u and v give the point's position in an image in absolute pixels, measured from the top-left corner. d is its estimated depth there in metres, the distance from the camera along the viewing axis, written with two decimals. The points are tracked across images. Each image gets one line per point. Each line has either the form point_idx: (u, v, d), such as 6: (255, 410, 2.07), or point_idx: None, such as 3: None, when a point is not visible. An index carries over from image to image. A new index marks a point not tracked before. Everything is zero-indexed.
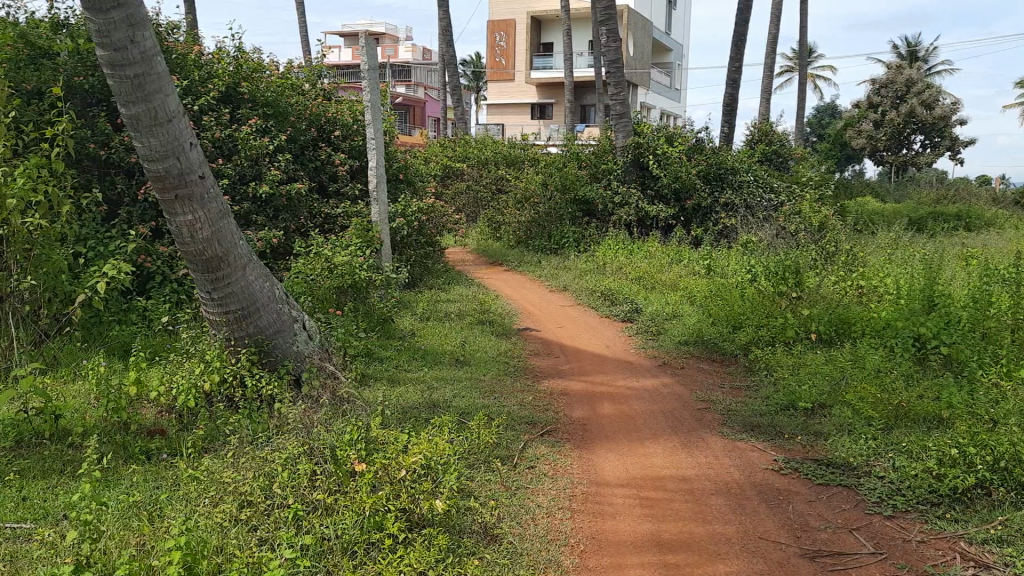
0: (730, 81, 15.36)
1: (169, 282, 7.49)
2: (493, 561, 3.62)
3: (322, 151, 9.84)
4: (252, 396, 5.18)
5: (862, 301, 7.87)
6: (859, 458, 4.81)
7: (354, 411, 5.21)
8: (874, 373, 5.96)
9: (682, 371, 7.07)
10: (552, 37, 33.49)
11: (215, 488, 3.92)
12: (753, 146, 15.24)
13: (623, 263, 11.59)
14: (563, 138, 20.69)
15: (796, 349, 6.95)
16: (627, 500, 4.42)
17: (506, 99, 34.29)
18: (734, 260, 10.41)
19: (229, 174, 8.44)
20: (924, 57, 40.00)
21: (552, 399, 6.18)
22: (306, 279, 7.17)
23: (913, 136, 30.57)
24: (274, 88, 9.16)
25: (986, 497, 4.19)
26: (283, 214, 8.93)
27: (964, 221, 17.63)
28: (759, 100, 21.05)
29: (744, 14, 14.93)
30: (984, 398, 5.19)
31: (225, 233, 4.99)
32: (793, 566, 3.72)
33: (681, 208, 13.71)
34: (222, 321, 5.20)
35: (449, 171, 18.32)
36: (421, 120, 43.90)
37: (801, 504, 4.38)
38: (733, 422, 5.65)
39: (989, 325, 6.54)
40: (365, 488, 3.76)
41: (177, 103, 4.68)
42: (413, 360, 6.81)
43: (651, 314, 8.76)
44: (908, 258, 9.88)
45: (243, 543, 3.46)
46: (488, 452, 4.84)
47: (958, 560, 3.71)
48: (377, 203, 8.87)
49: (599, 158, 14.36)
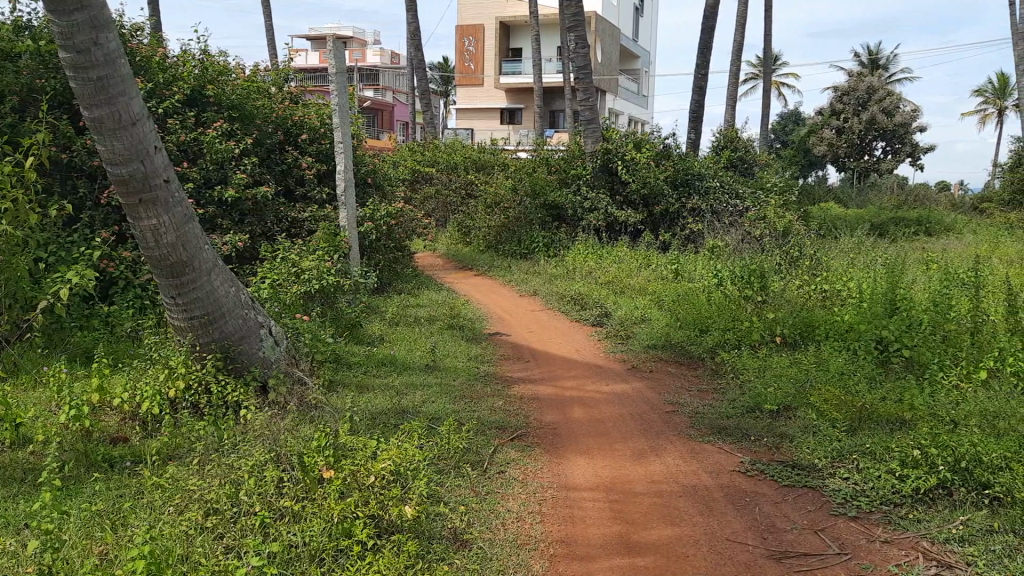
0: (697, 88, 15.55)
1: (132, 288, 7.36)
2: (462, 566, 3.60)
3: (289, 155, 9.77)
4: (218, 403, 5.13)
5: (826, 304, 8.04)
6: (824, 461, 4.86)
7: (322, 418, 5.16)
8: (838, 376, 6.05)
9: (651, 373, 7.14)
10: (520, 42, 33.62)
11: (181, 495, 3.88)
12: (719, 151, 15.43)
13: (593, 268, 11.66)
14: (533, 142, 20.79)
15: (762, 351, 7.06)
16: (597, 502, 4.45)
17: (475, 103, 34.30)
18: (701, 265, 10.53)
19: (195, 178, 8.31)
20: (884, 65, 40.79)
21: (522, 403, 6.20)
22: (275, 284, 7.12)
23: (875, 143, 31.13)
24: (240, 91, 9.11)
25: (948, 497, 4.26)
26: (249, 218, 8.80)
27: (924, 225, 17.98)
28: (725, 106, 21.30)
29: (710, 20, 15.11)
30: (945, 400, 5.30)
31: (191, 238, 4.92)
32: (760, 567, 3.76)
33: (650, 213, 13.83)
34: (187, 326, 5.12)
35: (419, 175, 18.30)
36: (391, 123, 43.75)
37: (767, 505, 4.43)
38: (701, 424, 5.72)
39: (950, 327, 6.68)
40: (334, 495, 3.72)
41: (141, 107, 4.62)
42: (383, 365, 6.78)
43: (620, 318, 8.82)
44: (869, 262, 10.07)
45: (209, 551, 3.42)
46: (459, 457, 4.83)
47: (921, 560, 3.77)
48: (346, 207, 8.79)
49: (569, 163, 14.44)
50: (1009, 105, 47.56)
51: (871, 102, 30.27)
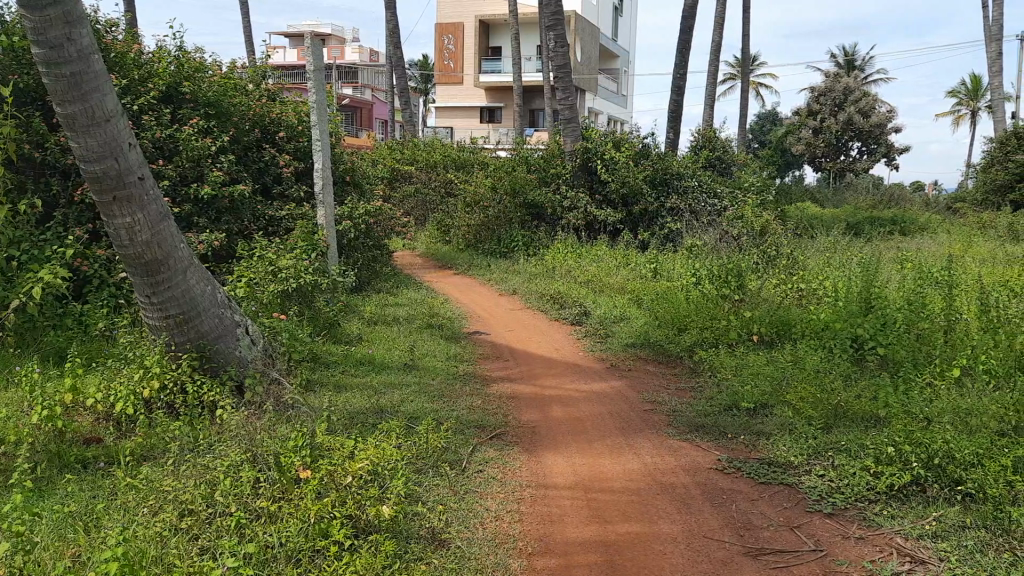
0: (676, 88, 15.62)
1: (106, 287, 7.26)
2: (440, 566, 3.59)
3: (266, 152, 9.69)
4: (193, 402, 5.09)
5: (802, 303, 8.11)
6: (800, 458, 4.90)
7: (299, 418, 5.13)
8: (814, 374, 6.10)
9: (630, 372, 7.17)
10: (500, 41, 33.59)
11: (155, 496, 3.83)
12: (698, 151, 15.52)
13: (572, 267, 11.69)
14: (513, 141, 20.79)
15: (739, 350, 7.10)
16: (575, 501, 4.45)
17: (455, 102, 34.22)
18: (680, 264, 10.58)
19: (170, 176, 8.22)
20: (860, 66, 41.20)
21: (501, 402, 6.19)
22: (251, 283, 7.06)
23: (851, 143, 31.43)
24: (217, 88, 9.03)
25: (922, 494, 4.31)
26: (226, 216, 8.71)
27: (899, 225, 18.18)
28: (704, 106, 21.41)
29: (688, 20, 15.18)
30: (918, 398, 5.36)
31: (166, 236, 4.87)
32: (737, 564, 3.78)
33: (629, 212, 13.86)
34: (162, 325, 5.07)
35: (398, 173, 18.24)
36: (370, 121, 43.53)
37: (744, 502, 4.46)
38: (678, 422, 5.75)
39: (924, 326, 6.76)
40: (311, 495, 3.70)
41: (115, 104, 4.57)
42: (361, 365, 6.74)
43: (600, 317, 8.84)
44: (845, 261, 10.17)
45: (183, 552, 3.38)
46: (437, 456, 4.82)
47: (895, 556, 3.81)
48: (324, 205, 8.74)
49: (549, 162, 14.45)
50: (982, 106, 48.21)
51: (848, 103, 30.56)
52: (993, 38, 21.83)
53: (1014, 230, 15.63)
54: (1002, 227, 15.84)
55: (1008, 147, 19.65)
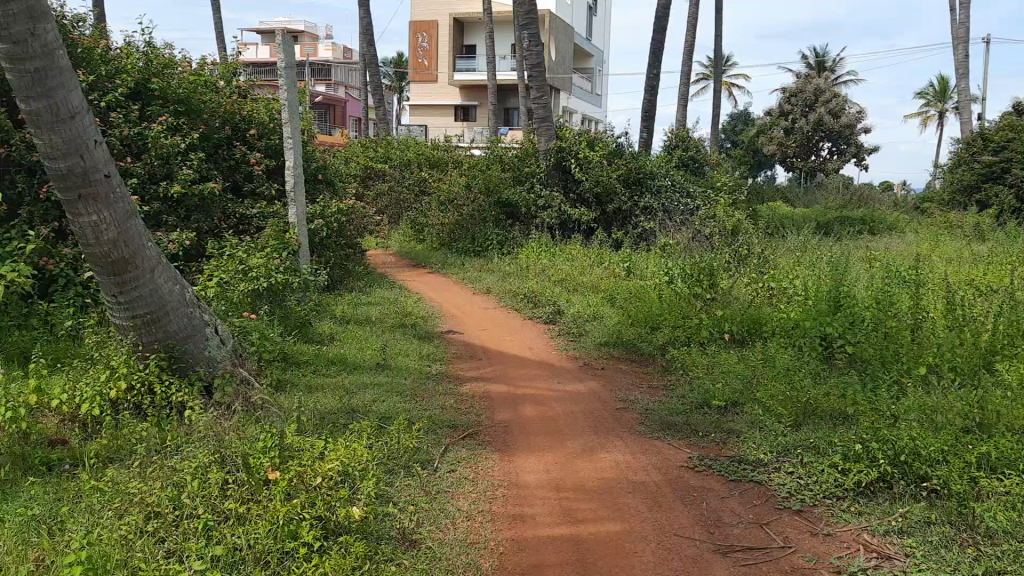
0: (649, 87, 15.69)
1: (73, 286, 7.14)
2: (411, 567, 3.57)
3: (236, 150, 9.56)
4: (162, 403, 5.02)
5: (773, 302, 8.18)
6: (769, 455, 4.94)
7: (268, 418, 5.08)
8: (784, 372, 6.15)
9: (603, 371, 7.19)
10: (475, 39, 33.55)
11: (121, 497, 3.78)
12: (671, 150, 15.61)
13: (546, 265, 11.69)
14: (487, 140, 20.77)
15: (710, 348, 7.15)
16: (547, 500, 4.45)
17: (429, 100, 34.11)
18: (653, 264, 10.63)
19: (138, 173, 8.10)
20: (831, 67, 41.68)
21: (474, 401, 6.18)
22: (221, 282, 6.98)
23: (822, 143, 31.77)
24: (187, 85, 8.94)
25: (888, 490, 4.37)
26: (195, 214, 8.62)
27: (868, 224, 18.42)
28: (677, 106, 21.53)
29: (662, 20, 15.25)
30: (885, 395, 5.43)
31: (133, 234, 4.80)
32: (707, 562, 3.81)
33: (603, 211, 13.91)
34: (129, 325, 5.00)
35: (371, 172, 18.14)
36: (343, 119, 43.26)
37: (714, 500, 4.49)
38: (651, 421, 5.77)
39: (891, 324, 6.85)
40: (280, 497, 3.66)
41: (81, 100, 4.49)
42: (333, 364, 6.69)
43: (573, 316, 8.86)
44: (816, 260, 10.28)
45: (149, 556, 3.33)
46: (409, 456, 4.79)
47: (861, 552, 3.86)
48: (295, 203, 8.66)
49: (523, 160, 14.45)
50: (950, 107, 48.96)
51: (819, 103, 30.89)
52: (960, 40, 22.15)
53: (979, 229, 15.89)
54: (969, 227, 16.08)
55: (975, 147, 19.97)
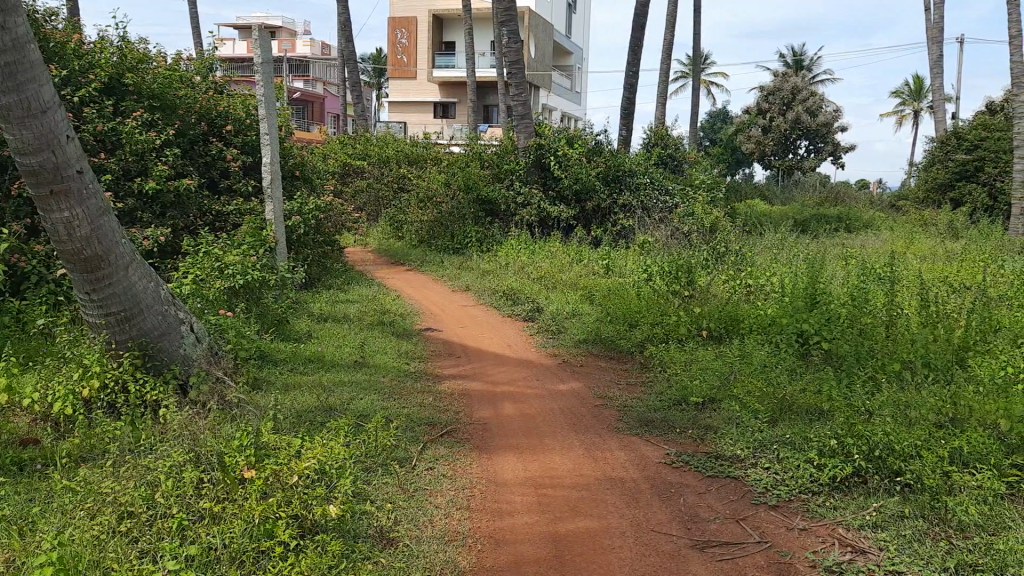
0: (628, 85, 15.73)
1: (45, 283, 7.04)
2: (388, 565, 3.56)
3: (213, 146, 9.47)
4: (136, 402, 4.96)
5: (750, 299, 8.24)
6: (746, 451, 4.98)
7: (244, 417, 5.04)
8: (760, 368, 6.20)
9: (582, 368, 7.21)
10: (454, 36, 33.48)
11: (94, 497, 3.73)
12: (650, 148, 15.66)
13: (526, 263, 11.70)
14: (466, 137, 20.74)
15: (688, 345, 7.19)
16: (525, 497, 4.46)
17: (408, 97, 33.98)
18: (632, 261, 10.68)
19: (112, 169, 8.00)
20: (808, 66, 41.99)
21: (452, 399, 6.17)
22: (197, 279, 6.92)
23: (799, 142, 32.03)
24: (162, 80, 8.85)
25: (862, 485, 4.42)
26: (171, 211, 8.53)
27: (844, 222, 18.60)
28: (656, 104, 21.61)
29: (641, 18, 15.29)
30: (860, 391, 5.49)
31: (107, 231, 4.74)
32: (684, 557, 3.83)
33: (582, 208, 13.93)
34: (102, 323, 4.94)
35: (350, 168, 18.04)
36: (322, 115, 43.00)
37: (692, 496, 4.51)
38: (629, 417, 5.79)
39: (866, 320, 6.92)
40: (255, 495, 3.63)
41: (53, 95, 4.44)
42: (310, 362, 6.65)
43: (552, 313, 8.87)
44: (792, 257, 10.36)
45: (123, 556, 3.29)
46: (386, 454, 4.77)
47: (836, 546, 3.89)
48: (272, 200, 8.58)
49: (502, 158, 14.45)
50: (924, 107, 49.54)
51: (796, 102, 31.09)
52: (934, 40, 22.40)
53: (953, 227, 16.09)
54: (942, 225, 16.28)
55: (948, 146, 20.19)
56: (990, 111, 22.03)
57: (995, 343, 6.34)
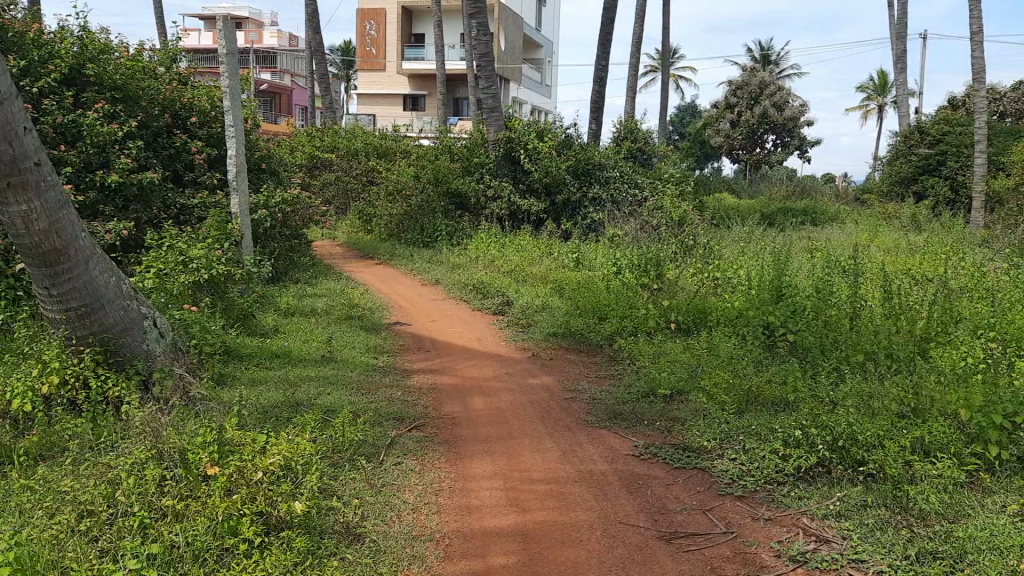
0: (598, 79, 15.75)
1: (4, 278, 6.88)
2: (355, 561, 3.54)
3: (177, 138, 9.31)
4: (97, 398, 4.87)
5: (717, 292, 8.29)
6: (713, 442, 5.01)
7: (209, 413, 4.97)
8: (727, 360, 6.24)
9: (551, 361, 7.22)
10: (423, 28, 33.31)
11: (53, 496, 3.66)
12: (619, 142, 15.70)
13: (496, 256, 11.69)
14: (436, 130, 20.65)
15: (657, 338, 7.23)
16: (494, 491, 4.45)
17: (377, 89, 33.73)
18: (602, 255, 10.71)
19: (73, 162, 7.86)
20: (775, 61, 42.38)
21: (421, 393, 6.13)
22: (160, 274, 6.80)
23: (767, 136, 32.33)
24: (124, 71, 8.67)
25: (826, 475, 4.47)
26: (134, 204, 8.39)
27: (810, 215, 18.82)
28: (625, 98, 21.65)
29: (610, 12, 15.30)
30: (825, 382, 5.55)
31: (66, 224, 4.64)
32: (651, 549, 3.85)
33: (552, 202, 13.93)
34: (62, 318, 4.84)
35: (318, 161, 17.86)
36: (289, 107, 42.54)
37: (659, 488, 4.54)
38: (598, 410, 5.81)
39: (831, 312, 7.00)
40: (219, 493, 3.58)
41: (9, 84, 4.30)
42: (277, 358, 6.58)
43: (522, 307, 8.86)
44: (760, 250, 10.45)
45: (82, 555, 3.24)
46: (353, 449, 4.74)
47: (801, 536, 3.94)
48: (237, 193, 8.45)
49: (472, 151, 14.41)
50: (888, 102, 50.32)
51: (763, 96, 31.34)
52: (898, 36, 22.68)
53: (916, 220, 16.34)
54: (905, 218, 16.54)
55: (912, 140, 20.47)
56: (953, 106, 22.39)
57: (957, 334, 6.45)
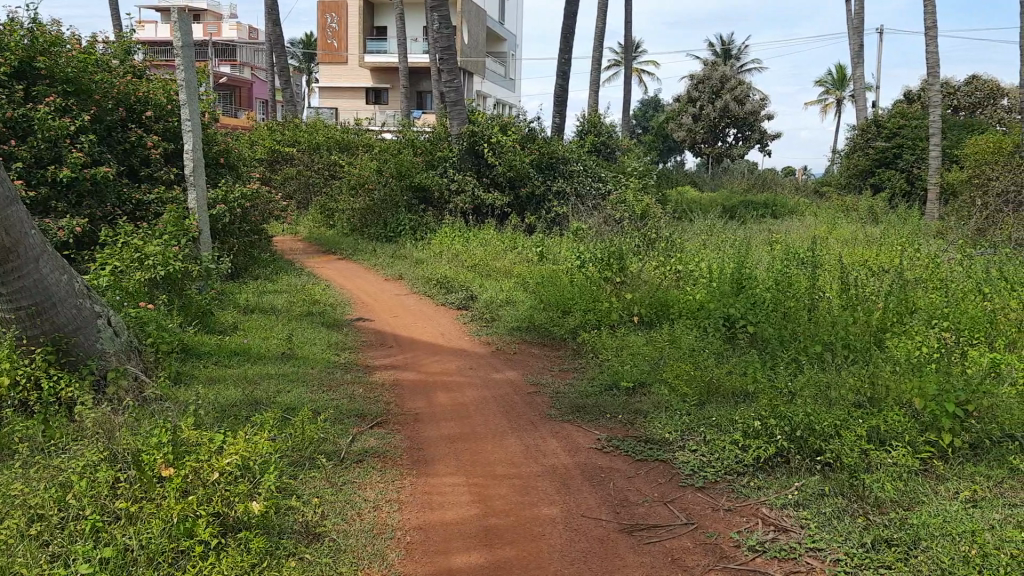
0: (561, 73, 15.76)
1: None
2: (313, 560, 3.50)
3: (132, 133, 9.12)
4: (49, 399, 4.76)
5: (679, 285, 8.35)
6: (674, 434, 5.04)
7: (165, 412, 4.89)
8: (688, 352, 6.29)
9: (515, 356, 7.21)
10: (386, 21, 33.05)
11: (2, 500, 3.57)
12: (583, 136, 15.73)
13: (459, 251, 11.65)
14: (398, 124, 20.49)
15: (619, 331, 7.27)
16: (456, 487, 4.44)
17: (339, 82, 33.39)
18: (565, 248, 10.72)
19: (24, 157, 7.65)
20: (736, 55, 42.83)
21: (383, 390, 6.09)
22: (115, 271, 6.66)
23: (728, 130, 32.65)
24: (76, 64, 8.44)
25: (785, 465, 4.53)
26: (87, 201, 8.20)
27: (771, 208, 19.05)
28: (589, 91, 21.68)
29: (572, 6, 15.32)
30: (783, 373, 5.61)
31: (15, 221, 4.51)
32: (612, 541, 3.87)
33: (516, 196, 13.93)
34: (11, 318, 4.71)
35: (278, 155, 17.61)
36: (248, 101, 41.94)
37: (621, 480, 4.56)
38: (561, 404, 5.82)
39: (789, 304, 7.08)
40: (173, 494, 3.51)
41: None
42: (237, 356, 6.49)
43: (485, 302, 8.84)
44: (721, 243, 10.55)
45: (32, 560, 3.16)
46: (314, 448, 4.68)
47: (760, 525, 3.98)
48: (195, 188, 8.30)
49: (434, 145, 14.33)
50: (846, 96, 51.18)
51: (724, 90, 31.66)
52: (855, 30, 23.00)
53: (873, 213, 16.63)
54: (863, 210, 16.82)
55: (869, 134, 20.82)
56: (908, 100, 22.82)
57: (911, 325, 6.58)
